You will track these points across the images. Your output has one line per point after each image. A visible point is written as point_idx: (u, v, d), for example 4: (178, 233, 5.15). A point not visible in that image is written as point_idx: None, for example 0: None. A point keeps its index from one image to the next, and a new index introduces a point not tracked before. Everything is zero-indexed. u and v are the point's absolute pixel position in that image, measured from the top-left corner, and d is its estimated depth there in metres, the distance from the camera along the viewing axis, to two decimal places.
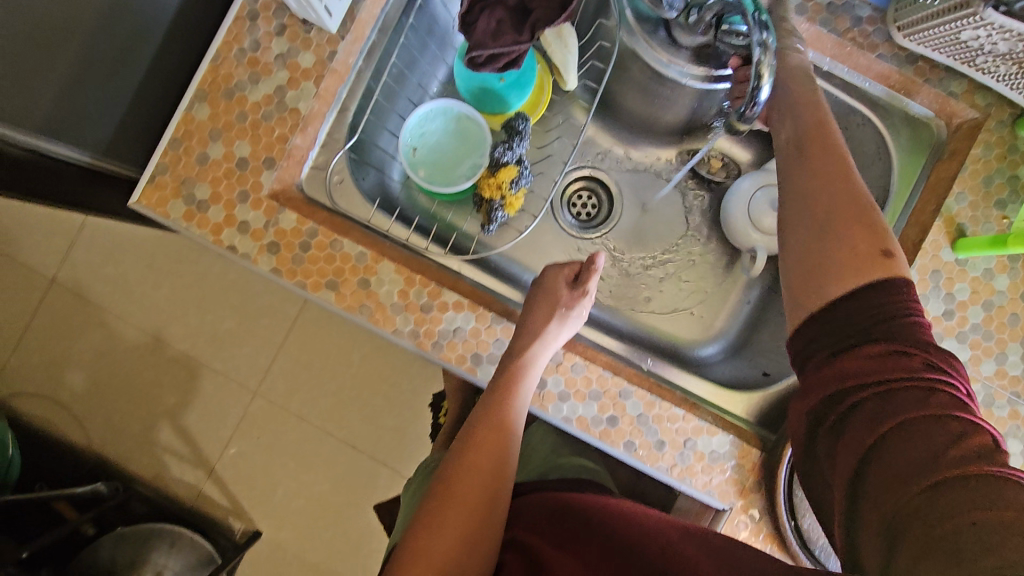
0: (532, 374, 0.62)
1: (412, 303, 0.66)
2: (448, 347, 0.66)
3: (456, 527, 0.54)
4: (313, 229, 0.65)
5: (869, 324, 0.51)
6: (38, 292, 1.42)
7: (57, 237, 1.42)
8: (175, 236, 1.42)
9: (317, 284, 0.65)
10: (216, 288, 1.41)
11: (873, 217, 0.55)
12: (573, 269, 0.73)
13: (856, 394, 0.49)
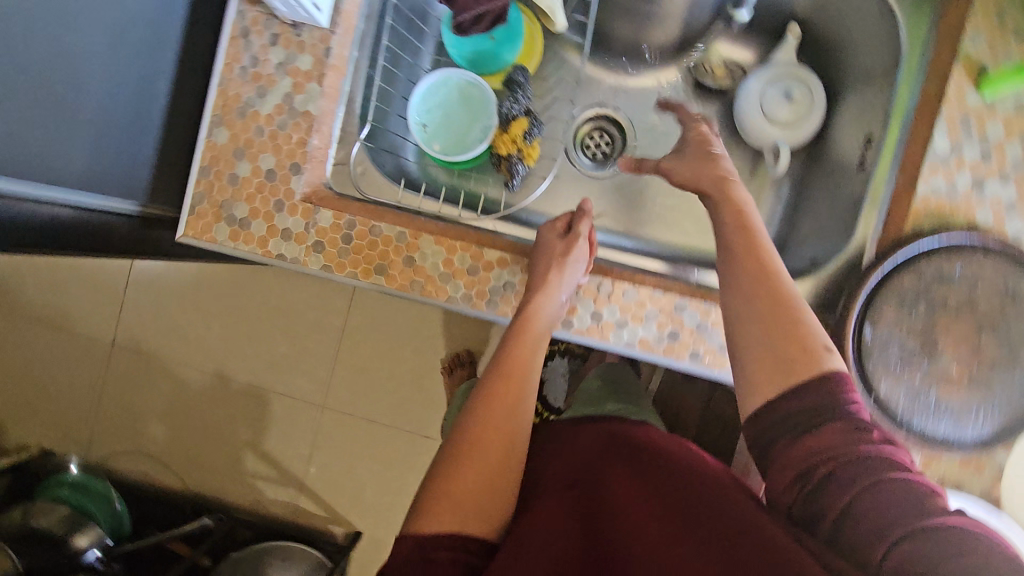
0: (537, 324, 0.65)
1: (458, 269, 0.68)
2: (503, 302, 0.69)
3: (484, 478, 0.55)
4: (350, 221, 0.68)
5: (819, 403, 0.50)
6: (110, 357, 1.52)
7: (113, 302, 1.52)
8: (213, 277, 1.48)
9: (366, 271, 0.68)
10: (263, 317, 1.47)
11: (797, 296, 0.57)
12: (564, 221, 0.75)
13: (826, 466, 0.47)
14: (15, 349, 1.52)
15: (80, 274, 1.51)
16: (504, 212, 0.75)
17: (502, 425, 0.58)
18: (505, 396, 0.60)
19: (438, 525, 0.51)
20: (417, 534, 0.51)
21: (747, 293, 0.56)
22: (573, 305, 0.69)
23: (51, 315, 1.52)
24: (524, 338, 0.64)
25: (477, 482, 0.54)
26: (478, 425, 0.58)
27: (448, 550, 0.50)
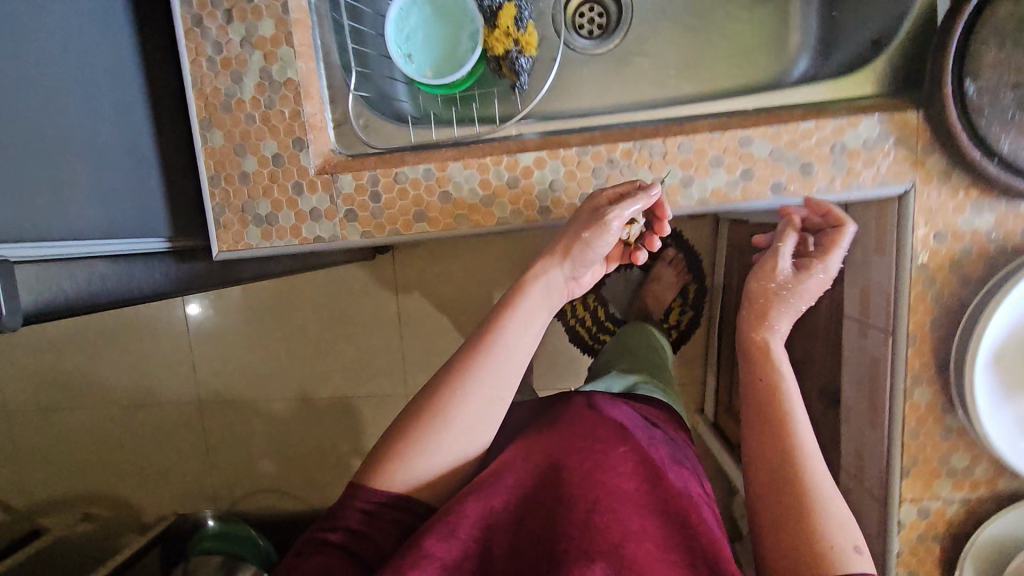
0: (519, 314, 0.60)
1: (497, 186, 0.64)
2: (555, 204, 0.64)
3: (440, 448, 0.55)
4: (372, 176, 0.64)
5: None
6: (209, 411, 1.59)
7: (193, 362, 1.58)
8: (263, 310, 1.51)
9: (407, 223, 0.65)
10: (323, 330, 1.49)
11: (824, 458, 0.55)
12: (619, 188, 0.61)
13: None
14: (126, 433, 1.61)
15: (155, 347, 1.58)
16: (524, 112, 0.69)
17: (468, 404, 0.56)
18: (478, 377, 0.57)
19: (388, 482, 0.54)
20: (366, 479, 0.55)
21: (764, 436, 0.56)
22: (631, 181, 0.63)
23: (144, 392, 1.58)
24: (505, 324, 0.59)
25: (431, 449, 0.55)
26: (444, 394, 0.56)
27: (386, 506, 0.54)
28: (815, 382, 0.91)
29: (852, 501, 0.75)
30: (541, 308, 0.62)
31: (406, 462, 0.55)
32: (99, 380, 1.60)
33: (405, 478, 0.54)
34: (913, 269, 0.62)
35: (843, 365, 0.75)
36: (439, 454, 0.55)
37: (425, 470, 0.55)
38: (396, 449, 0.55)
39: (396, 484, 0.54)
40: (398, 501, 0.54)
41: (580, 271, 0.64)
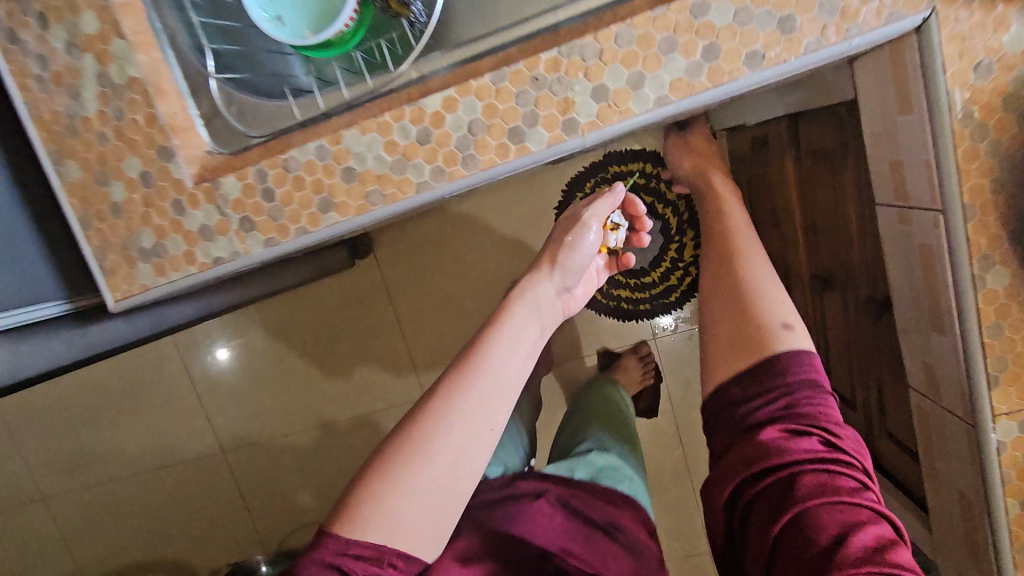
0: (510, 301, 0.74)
1: (407, 146, 0.51)
2: (481, 151, 0.51)
3: (427, 479, 0.56)
4: (258, 170, 0.53)
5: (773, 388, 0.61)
6: (252, 450, 1.65)
7: (220, 407, 1.64)
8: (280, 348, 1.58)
9: (313, 217, 0.53)
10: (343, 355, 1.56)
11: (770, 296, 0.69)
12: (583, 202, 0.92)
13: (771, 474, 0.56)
14: (181, 485, 1.69)
15: (181, 402, 1.65)
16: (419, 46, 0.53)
17: (451, 432, 0.58)
18: (468, 399, 0.60)
19: (368, 530, 0.54)
20: (342, 531, 0.54)
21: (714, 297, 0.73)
22: (567, 98, 0.49)
23: (183, 445, 1.67)
24: (492, 349, 0.65)
25: (417, 481, 0.55)
26: (427, 424, 0.58)
27: (364, 560, 0.53)
28: (860, 289, 0.78)
29: (931, 422, 0.62)
30: (532, 326, 0.71)
31: (390, 499, 0.55)
32: (143, 445, 1.69)
33: (388, 524, 0.54)
34: (954, 121, 0.48)
35: (888, 263, 0.61)
36: (422, 487, 0.55)
37: (412, 510, 0.55)
38: (375, 491, 0.55)
39: (379, 535, 0.54)
40: (382, 551, 0.53)
41: (569, 283, 0.82)
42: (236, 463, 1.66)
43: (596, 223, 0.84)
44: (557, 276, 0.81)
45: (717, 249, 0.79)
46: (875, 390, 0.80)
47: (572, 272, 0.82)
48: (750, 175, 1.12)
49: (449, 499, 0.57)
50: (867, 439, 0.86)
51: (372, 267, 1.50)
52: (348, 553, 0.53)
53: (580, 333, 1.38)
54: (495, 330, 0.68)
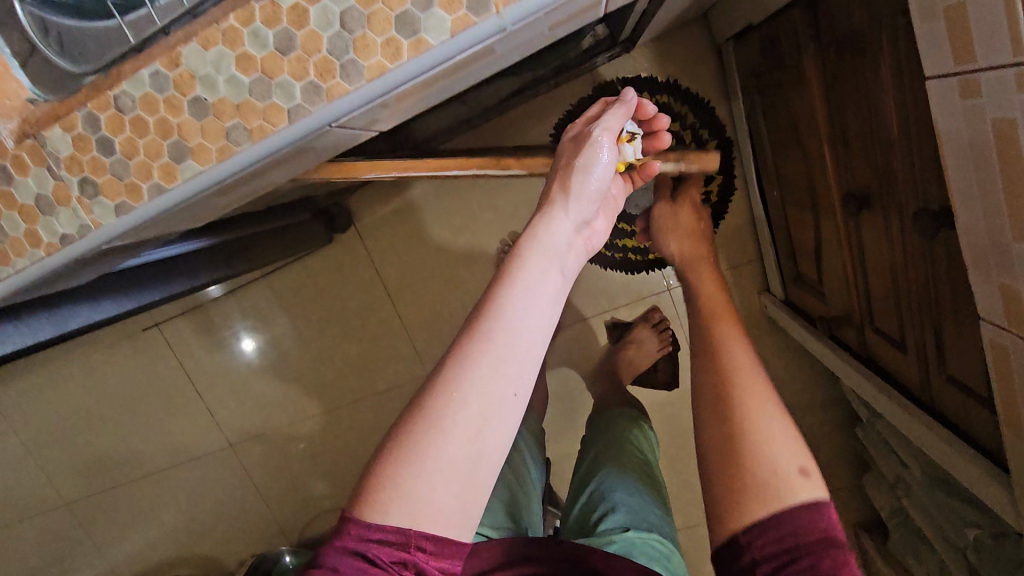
0: (533, 245, 0.54)
1: (264, 58, 0.38)
2: (364, 53, 0.37)
3: (446, 452, 0.44)
4: (87, 115, 0.40)
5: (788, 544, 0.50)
6: (266, 442, 1.52)
7: (225, 397, 1.49)
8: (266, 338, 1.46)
9: (166, 170, 0.41)
10: (335, 336, 1.44)
11: (768, 407, 0.58)
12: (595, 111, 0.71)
13: None
14: (186, 496, 1.57)
15: (180, 400, 1.50)
16: None
17: (468, 405, 0.45)
18: (484, 363, 0.46)
19: (386, 511, 0.44)
20: (363, 514, 0.44)
21: (706, 407, 0.61)
22: None
23: (189, 450, 1.54)
24: (509, 291, 0.49)
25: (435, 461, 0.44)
26: (440, 392, 0.46)
27: (387, 546, 0.43)
28: (905, 206, 0.62)
29: (1013, 363, 0.48)
30: (560, 255, 0.54)
31: (406, 482, 0.44)
32: (146, 452, 1.54)
33: (409, 507, 0.43)
34: None
35: (945, 158, 0.46)
36: (441, 464, 0.44)
37: (433, 490, 0.44)
38: (391, 471, 0.44)
39: (401, 517, 0.43)
40: (407, 535, 0.44)
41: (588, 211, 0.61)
42: (247, 466, 1.54)
43: (610, 137, 0.62)
44: (574, 210, 0.59)
45: (706, 348, 0.66)
46: (931, 326, 0.65)
47: (592, 199, 0.61)
48: (762, 88, 0.95)
49: (470, 482, 0.45)
50: (925, 381, 0.71)
51: (355, 244, 1.38)
52: (373, 537, 0.43)
53: (584, 292, 1.25)
54: (509, 270, 0.52)
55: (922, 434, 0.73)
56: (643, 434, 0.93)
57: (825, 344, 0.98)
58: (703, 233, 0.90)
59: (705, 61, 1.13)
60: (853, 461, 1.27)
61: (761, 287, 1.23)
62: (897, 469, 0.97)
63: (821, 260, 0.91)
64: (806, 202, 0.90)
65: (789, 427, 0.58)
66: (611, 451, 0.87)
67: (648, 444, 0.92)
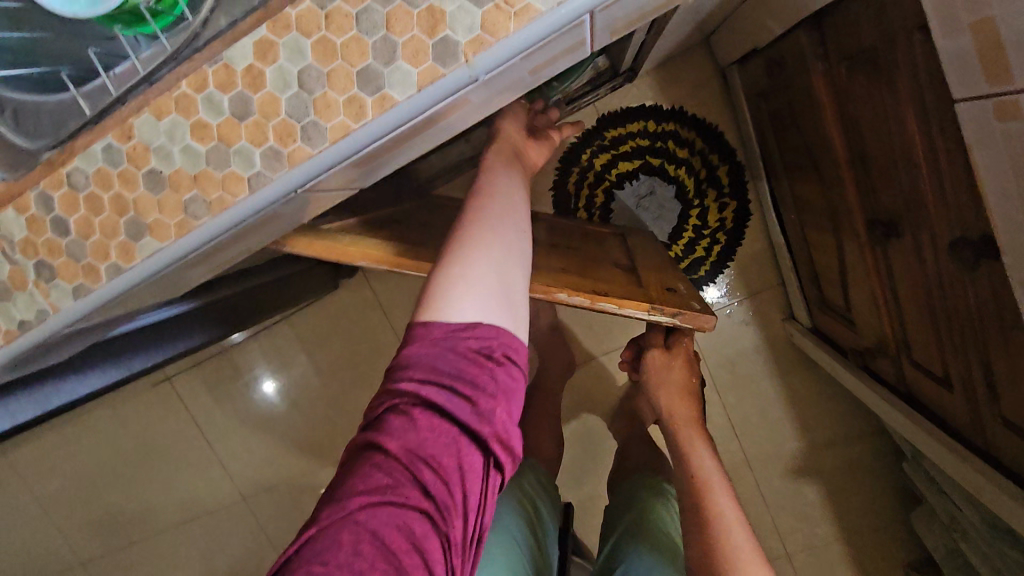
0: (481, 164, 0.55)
1: (219, 123, 0.35)
2: (325, 111, 0.34)
3: (497, 249, 0.43)
4: (40, 195, 0.38)
5: None
6: (277, 494, 1.47)
7: (235, 449, 1.46)
8: (275, 386, 1.43)
9: (124, 249, 0.38)
10: (345, 382, 1.41)
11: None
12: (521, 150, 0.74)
13: None
14: (199, 552, 1.53)
15: (191, 453, 1.47)
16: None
17: (504, 223, 0.45)
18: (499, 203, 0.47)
19: (454, 307, 0.41)
20: (440, 328, 0.40)
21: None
22: (432, 9, 0.32)
23: (201, 505, 1.50)
24: (492, 171, 0.52)
25: (487, 260, 0.42)
26: (472, 224, 0.45)
27: (473, 345, 0.40)
28: (939, 232, 0.56)
29: None
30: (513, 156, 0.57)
31: (465, 280, 0.41)
32: (160, 509, 1.51)
33: (475, 298, 0.41)
34: None
35: (982, 187, 0.41)
36: (495, 260, 0.43)
37: (491, 292, 0.42)
38: (448, 292, 0.41)
39: (473, 308, 0.41)
40: (491, 332, 0.40)
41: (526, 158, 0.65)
42: (260, 519, 1.49)
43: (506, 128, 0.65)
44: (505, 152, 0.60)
45: (703, 544, 0.58)
46: (979, 362, 0.58)
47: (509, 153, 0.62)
48: (770, 110, 0.91)
49: (517, 286, 0.43)
50: (977, 420, 0.64)
51: (361, 287, 1.36)
52: (411, 376, 0.39)
53: (598, 327, 1.20)
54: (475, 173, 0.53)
55: (978, 481, 0.65)
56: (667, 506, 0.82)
57: (858, 376, 0.91)
58: (696, 395, 0.74)
59: (710, 84, 1.09)
60: (898, 496, 1.17)
61: (786, 314, 1.16)
62: (951, 510, 0.88)
63: (848, 288, 0.85)
64: (827, 226, 0.85)
65: None
66: (635, 529, 0.77)
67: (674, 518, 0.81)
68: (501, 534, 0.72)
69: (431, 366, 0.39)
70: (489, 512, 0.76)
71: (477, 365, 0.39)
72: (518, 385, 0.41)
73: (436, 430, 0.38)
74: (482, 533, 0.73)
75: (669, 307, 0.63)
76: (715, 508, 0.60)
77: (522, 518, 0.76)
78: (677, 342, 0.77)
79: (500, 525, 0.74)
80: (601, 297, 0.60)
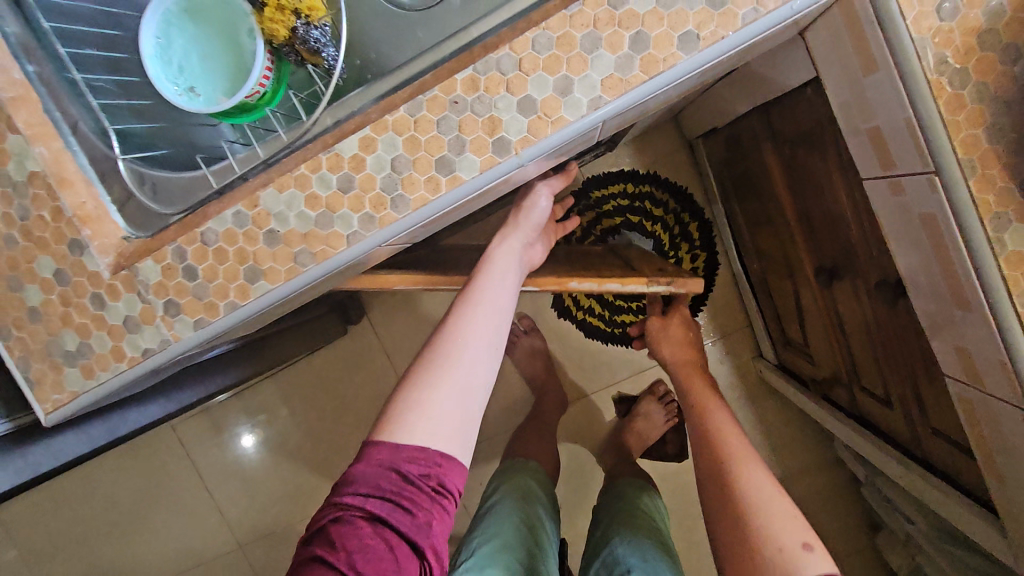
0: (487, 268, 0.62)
1: (327, 197, 0.47)
2: (410, 185, 0.46)
3: (452, 383, 0.51)
4: (175, 248, 0.48)
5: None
6: (276, 541, 1.49)
7: (232, 495, 1.48)
8: (276, 431, 1.47)
9: (240, 289, 0.48)
10: (345, 426, 1.47)
11: (759, 478, 0.62)
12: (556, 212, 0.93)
13: None
14: None
15: (187, 501, 1.49)
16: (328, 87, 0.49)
17: (462, 354, 0.53)
18: (472, 328, 0.55)
19: (407, 434, 0.49)
20: (389, 440, 0.49)
21: (715, 482, 0.64)
22: (492, 117, 0.45)
23: (194, 555, 1.50)
24: (488, 279, 0.61)
25: (446, 396, 0.51)
26: (438, 351, 0.53)
27: (414, 465, 0.48)
28: (868, 276, 0.70)
29: (977, 411, 0.54)
30: (517, 260, 0.66)
31: (425, 413, 0.50)
32: (153, 561, 1.50)
33: (430, 428, 0.49)
34: (928, 72, 0.43)
35: (889, 239, 0.55)
36: (447, 397, 0.51)
37: (438, 421, 0.50)
38: (406, 412, 0.50)
39: (423, 435, 0.49)
40: (430, 456, 0.49)
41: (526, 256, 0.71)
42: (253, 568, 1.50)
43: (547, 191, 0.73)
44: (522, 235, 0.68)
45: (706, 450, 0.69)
46: (909, 381, 0.71)
47: (533, 229, 0.70)
48: (732, 177, 1.07)
49: (467, 414, 0.51)
50: (913, 433, 0.77)
51: (364, 334, 1.45)
52: (360, 492, 0.48)
53: (587, 367, 1.31)
54: (476, 277, 0.61)
55: (918, 485, 0.77)
56: (653, 501, 0.91)
57: (820, 404, 1.03)
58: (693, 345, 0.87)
59: (679, 152, 1.27)
60: (866, 519, 1.28)
61: (755, 353, 1.30)
62: (903, 525, 0.99)
63: (806, 327, 0.99)
64: (784, 274, 0.99)
65: (783, 499, 0.60)
66: (623, 515, 0.85)
67: (659, 513, 0.89)
68: (505, 514, 0.83)
69: (376, 485, 0.48)
70: (495, 497, 0.88)
71: (415, 488, 0.48)
72: (448, 505, 0.50)
73: (378, 539, 0.46)
74: (489, 515, 0.84)
75: (663, 277, 0.77)
76: (712, 422, 0.71)
77: (524, 500, 0.86)
78: (674, 309, 0.92)
79: (505, 506, 0.85)
80: (607, 278, 0.73)
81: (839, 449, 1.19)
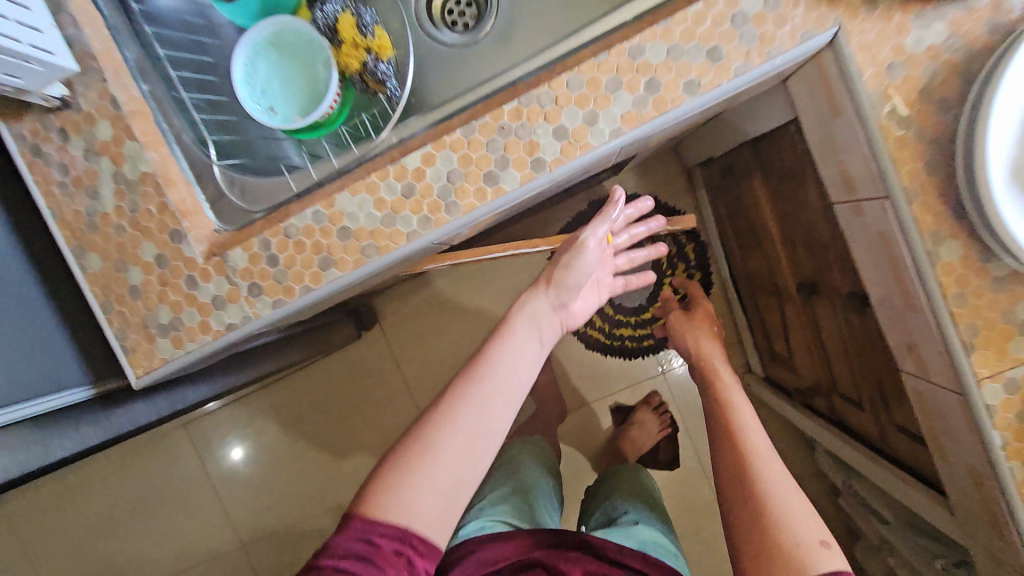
0: (505, 338, 0.65)
1: (393, 200, 0.57)
2: (462, 194, 0.56)
3: (445, 461, 0.54)
4: (261, 239, 0.58)
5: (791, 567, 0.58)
6: (280, 539, 1.54)
7: (241, 492, 1.54)
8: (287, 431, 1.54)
9: (314, 274, 0.58)
10: (354, 428, 1.54)
11: (777, 473, 0.69)
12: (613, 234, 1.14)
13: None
14: None
15: (197, 496, 1.55)
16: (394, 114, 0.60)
17: (460, 436, 0.55)
18: (478, 406, 0.57)
19: (390, 512, 0.52)
20: (370, 516, 0.52)
21: (735, 470, 0.71)
22: (532, 141, 0.55)
23: (199, 551, 1.54)
24: (502, 350, 0.63)
25: (437, 476, 0.53)
26: (438, 428, 0.56)
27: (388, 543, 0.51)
28: (841, 290, 0.81)
29: (927, 402, 0.64)
30: (537, 329, 0.68)
31: (411, 493, 0.52)
32: (159, 555, 1.55)
33: (413, 508, 0.52)
34: (880, 117, 0.54)
35: (855, 255, 0.65)
36: (434, 481, 0.53)
37: (424, 501, 0.52)
38: (395, 486, 0.53)
39: (405, 515, 0.52)
40: (406, 536, 0.51)
41: (567, 298, 0.74)
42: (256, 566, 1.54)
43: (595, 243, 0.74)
44: (554, 293, 0.72)
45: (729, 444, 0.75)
46: (878, 383, 0.81)
47: (569, 286, 0.73)
48: (725, 204, 1.19)
49: (455, 495, 0.54)
50: (883, 433, 0.86)
51: (377, 339, 1.53)
52: (339, 555, 0.50)
53: (588, 376, 1.39)
54: (492, 345, 0.64)
55: (888, 480, 0.86)
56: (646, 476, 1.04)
57: (802, 412, 1.12)
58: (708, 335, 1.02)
59: (678, 180, 1.38)
60: (847, 529, 1.35)
61: (744, 368, 1.39)
62: (877, 527, 1.08)
63: (790, 340, 1.09)
64: (771, 292, 1.10)
65: (800, 497, 0.66)
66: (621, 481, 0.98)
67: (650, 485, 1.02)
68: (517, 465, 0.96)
69: (354, 553, 0.50)
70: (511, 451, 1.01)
71: (389, 562, 0.50)
72: None
73: None
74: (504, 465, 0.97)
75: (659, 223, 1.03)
76: (737, 417, 0.78)
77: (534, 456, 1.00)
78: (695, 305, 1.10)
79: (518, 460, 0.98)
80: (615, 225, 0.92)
81: (821, 459, 1.27)
